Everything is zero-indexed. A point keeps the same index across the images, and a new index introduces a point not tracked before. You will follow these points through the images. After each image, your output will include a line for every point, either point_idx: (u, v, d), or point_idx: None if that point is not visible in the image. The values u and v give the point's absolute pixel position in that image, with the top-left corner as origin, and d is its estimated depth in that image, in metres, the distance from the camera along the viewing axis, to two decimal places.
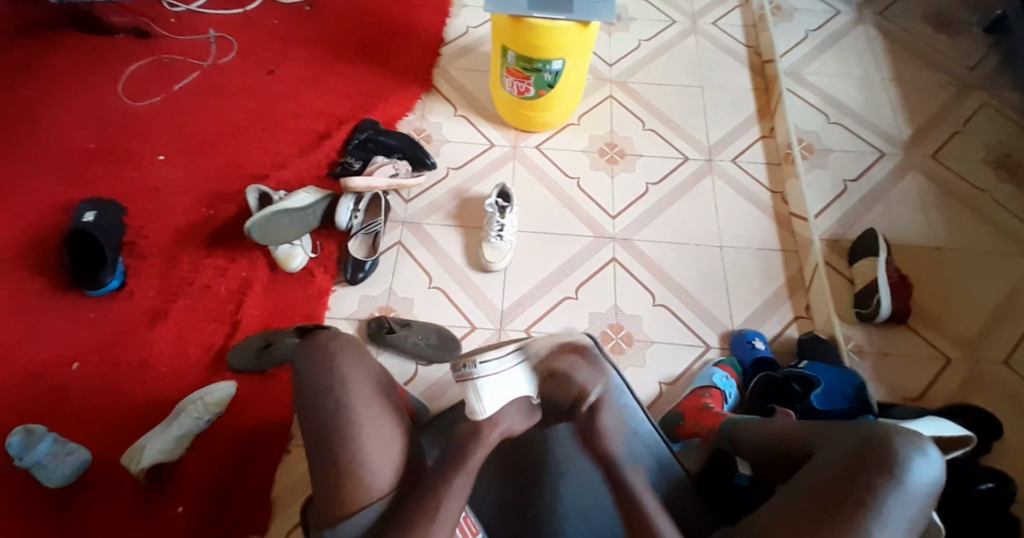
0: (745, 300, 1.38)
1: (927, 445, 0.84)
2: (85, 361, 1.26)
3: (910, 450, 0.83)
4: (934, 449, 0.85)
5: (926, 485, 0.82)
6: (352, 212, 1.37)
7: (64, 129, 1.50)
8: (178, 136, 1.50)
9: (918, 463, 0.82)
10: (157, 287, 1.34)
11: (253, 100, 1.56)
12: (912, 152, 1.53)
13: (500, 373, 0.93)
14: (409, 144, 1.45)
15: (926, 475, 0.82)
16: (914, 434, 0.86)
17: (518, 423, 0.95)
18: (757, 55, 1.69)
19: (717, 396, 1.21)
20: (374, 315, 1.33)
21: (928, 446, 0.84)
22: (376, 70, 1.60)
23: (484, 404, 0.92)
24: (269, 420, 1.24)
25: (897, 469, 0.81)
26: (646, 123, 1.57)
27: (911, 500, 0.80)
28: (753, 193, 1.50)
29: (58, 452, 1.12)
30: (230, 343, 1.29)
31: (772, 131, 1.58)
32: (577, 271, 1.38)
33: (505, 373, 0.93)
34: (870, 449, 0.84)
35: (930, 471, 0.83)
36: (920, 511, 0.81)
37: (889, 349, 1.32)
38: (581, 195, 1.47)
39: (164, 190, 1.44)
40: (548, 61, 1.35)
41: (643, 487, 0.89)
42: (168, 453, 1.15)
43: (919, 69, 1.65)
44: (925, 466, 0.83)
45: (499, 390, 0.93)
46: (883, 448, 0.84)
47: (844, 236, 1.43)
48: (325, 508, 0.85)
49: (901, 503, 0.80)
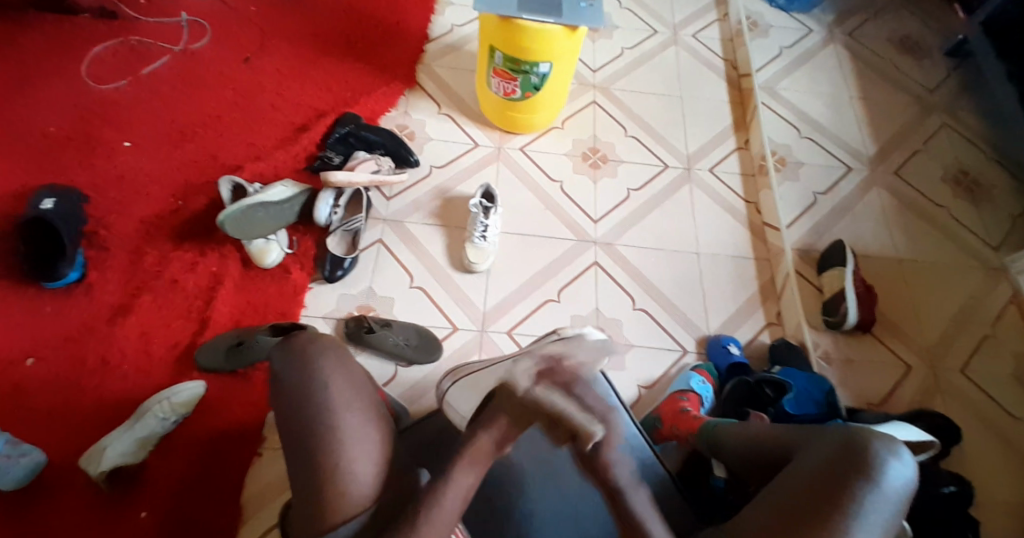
0: (721, 306, 1.41)
1: (900, 447, 0.87)
2: (41, 356, 1.19)
3: (885, 453, 0.86)
4: (906, 451, 0.88)
5: (900, 485, 0.84)
6: (332, 208, 1.33)
7: (20, 109, 1.41)
8: (147, 122, 1.43)
9: (893, 465, 0.85)
10: (120, 279, 1.27)
11: (228, 89, 1.50)
12: (876, 168, 1.60)
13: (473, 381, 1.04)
14: (392, 140, 1.43)
15: (901, 476, 0.85)
16: (888, 436, 0.89)
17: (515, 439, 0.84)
18: (734, 69, 1.74)
19: (695, 400, 1.22)
20: (353, 314, 1.29)
21: (901, 448, 0.87)
22: (358, 64, 1.56)
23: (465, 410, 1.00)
24: (238, 421, 1.19)
25: (874, 470, 0.84)
26: (628, 130, 1.59)
27: (889, 501, 0.83)
28: (729, 203, 1.53)
29: (11, 453, 1.05)
30: (199, 341, 1.23)
31: (747, 143, 1.62)
32: (558, 274, 1.38)
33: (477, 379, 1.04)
34: (848, 450, 0.87)
35: (904, 473, 0.85)
36: (896, 512, 0.83)
37: (855, 356, 1.37)
38: (563, 198, 1.47)
39: (130, 177, 1.37)
40: (535, 64, 1.35)
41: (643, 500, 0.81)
42: (130, 456, 1.09)
43: (884, 90, 1.73)
44: (900, 467, 0.85)
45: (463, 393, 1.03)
46: (859, 451, 0.86)
47: (814, 246, 1.49)
48: (306, 520, 0.80)
49: (878, 504, 0.82)
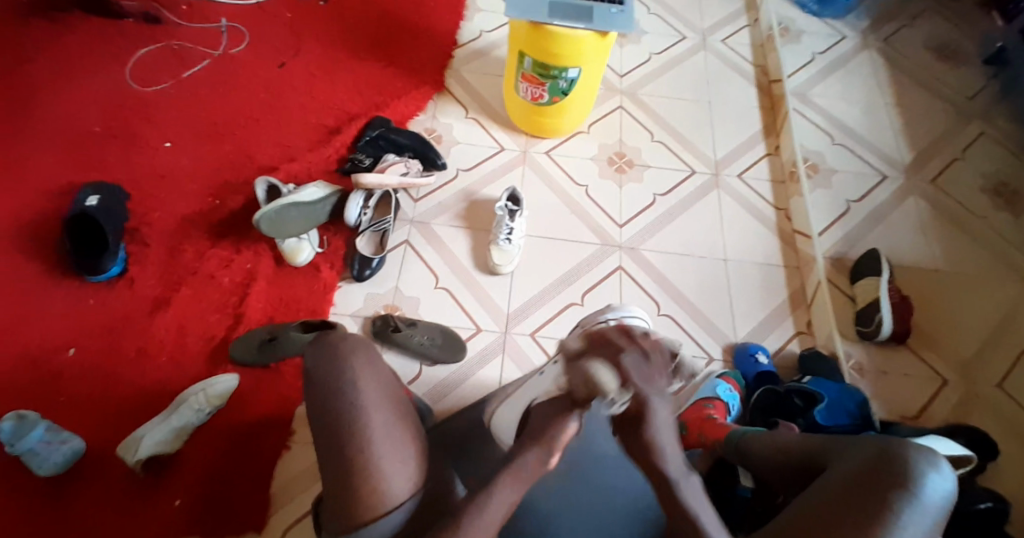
0: (748, 313, 1.40)
1: (939, 460, 0.85)
2: (84, 346, 1.24)
3: (924, 467, 0.84)
4: (946, 464, 0.86)
5: (939, 500, 0.83)
6: (362, 209, 1.36)
7: (69, 110, 1.48)
8: (186, 124, 1.49)
9: (931, 478, 0.83)
10: (159, 274, 1.32)
11: (263, 92, 1.55)
12: (912, 176, 1.56)
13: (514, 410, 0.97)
14: (420, 144, 1.45)
15: (940, 491, 0.83)
16: (928, 449, 0.87)
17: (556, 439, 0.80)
18: (764, 74, 1.72)
19: (721, 407, 1.22)
20: (380, 312, 1.32)
21: (941, 461, 0.85)
22: (389, 68, 1.60)
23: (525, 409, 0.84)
24: (270, 416, 1.22)
25: (911, 485, 0.83)
26: (654, 135, 1.59)
27: (926, 515, 0.81)
28: (759, 210, 1.52)
29: (52, 440, 1.10)
30: (233, 335, 1.27)
31: (778, 149, 1.60)
32: (584, 278, 1.39)
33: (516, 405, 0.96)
34: (886, 463, 0.85)
35: (943, 486, 0.83)
36: (933, 526, 0.81)
37: (888, 368, 1.34)
38: (589, 203, 1.48)
39: (170, 176, 1.42)
40: (563, 69, 1.36)
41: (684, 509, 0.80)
42: (166, 444, 1.13)
43: (920, 96, 1.69)
44: (939, 481, 0.84)
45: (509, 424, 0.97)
46: (897, 463, 0.85)
47: (846, 255, 1.46)
48: (341, 512, 0.83)
49: (916, 518, 0.81)
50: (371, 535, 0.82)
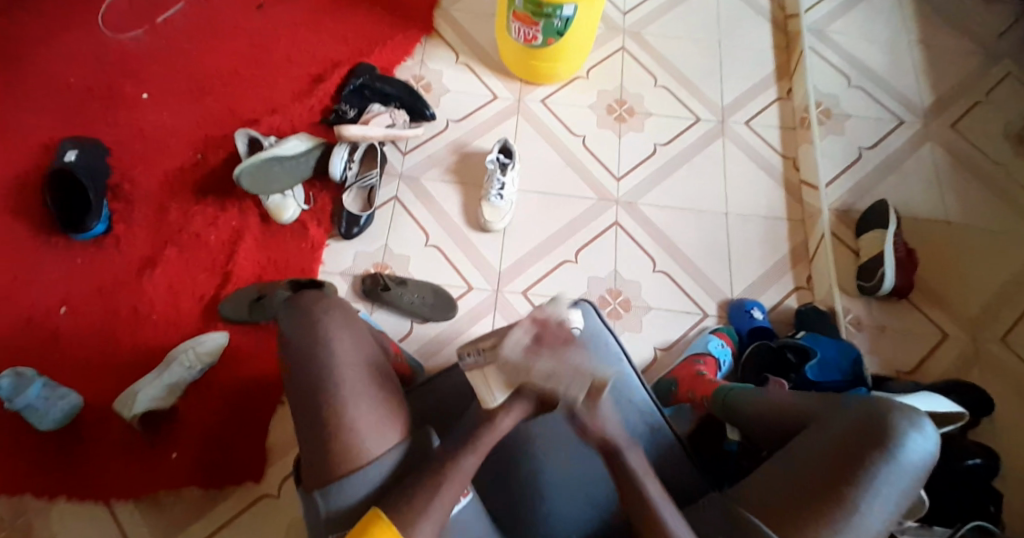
0: (748, 269, 1.36)
1: (921, 419, 0.84)
2: (74, 306, 1.24)
3: (905, 426, 0.83)
4: (928, 423, 0.85)
5: (919, 459, 0.82)
6: (346, 163, 1.31)
7: (42, 59, 1.42)
8: (165, 72, 1.42)
9: (912, 438, 0.82)
10: (144, 232, 1.30)
11: (243, 36, 1.47)
12: (931, 121, 1.47)
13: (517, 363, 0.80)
14: (408, 93, 1.38)
15: (920, 450, 0.82)
16: (909, 408, 0.86)
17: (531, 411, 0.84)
18: (780, 9, 1.61)
19: (712, 364, 1.20)
20: (369, 271, 1.29)
21: (923, 420, 0.84)
22: (374, 8, 1.50)
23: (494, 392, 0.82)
24: (257, 372, 1.22)
25: (891, 444, 0.81)
26: (658, 80, 1.50)
27: (904, 474, 0.81)
28: (765, 159, 1.45)
29: (50, 396, 1.12)
30: (222, 295, 1.26)
31: (789, 93, 1.51)
32: (578, 233, 1.35)
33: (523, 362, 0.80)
34: (865, 423, 0.84)
35: (925, 446, 0.83)
36: (910, 485, 0.81)
37: (888, 324, 1.31)
38: (585, 154, 1.41)
39: (150, 129, 1.37)
40: (558, 6, 1.27)
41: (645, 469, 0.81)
42: (162, 400, 1.15)
43: (947, 32, 1.57)
44: (920, 441, 0.83)
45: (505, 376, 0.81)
46: (877, 423, 0.83)
47: (854, 208, 1.40)
48: (317, 470, 0.83)
49: (892, 478, 0.80)
50: (347, 495, 0.81)
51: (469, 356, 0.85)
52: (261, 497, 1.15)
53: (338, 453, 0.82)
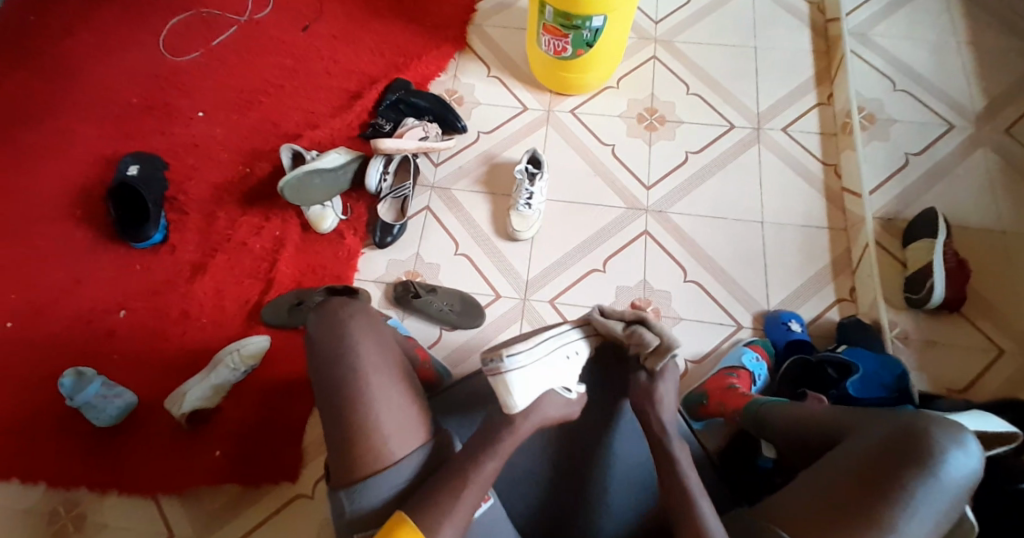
0: (784, 279, 1.32)
1: (965, 437, 0.80)
2: (130, 310, 1.33)
3: (948, 443, 0.79)
4: (972, 441, 0.80)
5: (962, 478, 0.78)
6: (382, 174, 1.36)
7: (111, 81, 1.54)
8: (218, 92, 1.52)
9: (954, 456, 0.78)
10: (195, 241, 1.39)
11: (289, 56, 1.55)
12: (985, 124, 1.40)
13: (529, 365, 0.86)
14: (440, 106, 1.43)
15: (963, 468, 0.78)
16: (952, 423, 0.82)
17: (552, 416, 0.88)
18: (820, 12, 1.57)
19: (745, 377, 1.17)
20: (401, 278, 1.34)
21: (968, 438, 0.80)
22: (411, 25, 1.56)
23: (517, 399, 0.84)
24: (295, 377, 1.28)
25: (931, 461, 0.77)
26: (690, 87, 1.49)
27: (945, 493, 0.76)
28: (804, 166, 1.41)
29: (107, 394, 1.19)
30: (264, 300, 1.33)
31: (830, 98, 1.47)
32: (608, 242, 1.35)
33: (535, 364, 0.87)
34: (903, 439, 0.80)
35: (968, 465, 0.78)
36: (952, 506, 0.77)
37: (938, 339, 1.24)
38: (615, 163, 1.42)
39: (204, 145, 1.47)
40: (587, 18, 1.28)
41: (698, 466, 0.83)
42: (206, 400, 1.22)
43: (1003, 30, 1.49)
44: (963, 460, 0.78)
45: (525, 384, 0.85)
46: (916, 438, 0.80)
47: (899, 215, 1.33)
48: (342, 469, 0.86)
49: (932, 497, 0.76)
50: (370, 493, 0.84)
51: (492, 362, 0.85)
52: (296, 496, 1.20)
53: (361, 454, 0.84)
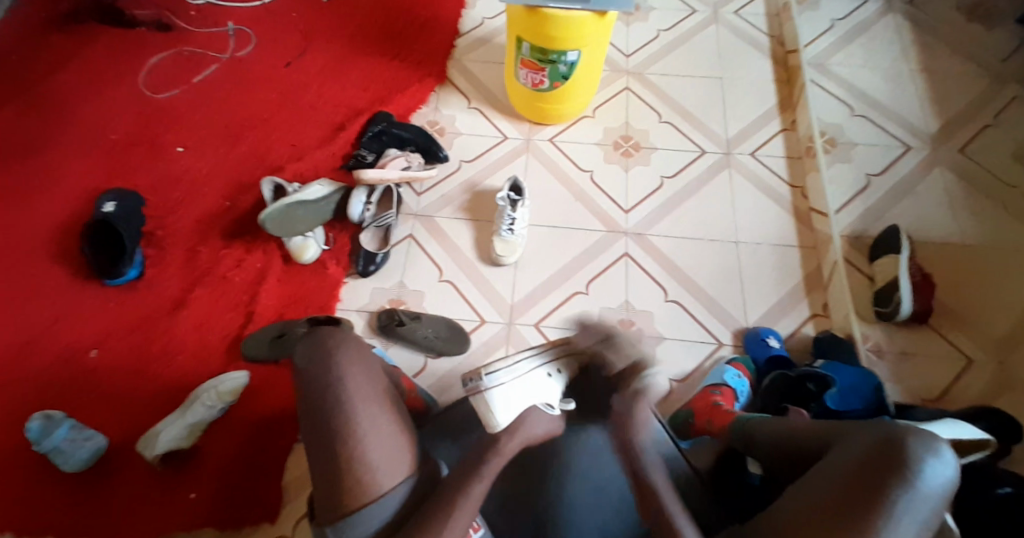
0: (761, 297, 1.35)
1: (940, 445, 0.80)
2: (106, 346, 1.30)
3: (923, 452, 0.79)
4: (948, 450, 0.80)
5: (939, 486, 0.78)
6: (364, 205, 1.38)
7: (88, 118, 1.54)
8: (197, 127, 1.53)
9: (930, 465, 0.78)
10: (174, 275, 1.37)
11: (270, 92, 1.57)
12: (939, 147, 1.48)
13: (511, 381, 0.90)
14: (422, 137, 1.46)
15: (940, 477, 0.78)
16: (928, 432, 0.82)
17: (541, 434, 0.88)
18: (781, 45, 1.66)
19: (729, 394, 1.18)
20: (385, 307, 1.33)
21: (943, 446, 0.80)
22: (391, 62, 1.60)
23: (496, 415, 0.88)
24: (277, 412, 1.25)
25: (909, 471, 0.78)
26: (663, 116, 1.55)
27: (924, 503, 0.76)
28: (773, 188, 1.47)
29: (76, 438, 1.16)
30: (245, 333, 1.31)
31: (794, 124, 1.54)
32: (588, 266, 1.37)
33: (516, 379, 0.91)
34: (881, 451, 0.80)
35: (944, 472, 0.79)
36: (932, 515, 0.77)
37: (909, 350, 1.28)
38: (594, 189, 1.45)
39: (183, 180, 1.46)
40: (562, 52, 1.33)
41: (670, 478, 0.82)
42: (182, 440, 1.18)
43: (949, 61, 1.60)
44: (938, 467, 0.79)
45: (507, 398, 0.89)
46: (893, 448, 0.80)
47: (866, 233, 1.39)
48: (329, 501, 0.85)
49: (913, 505, 0.76)
50: (359, 525, 0.82)
51: (473, 382, 0.91)
52: None
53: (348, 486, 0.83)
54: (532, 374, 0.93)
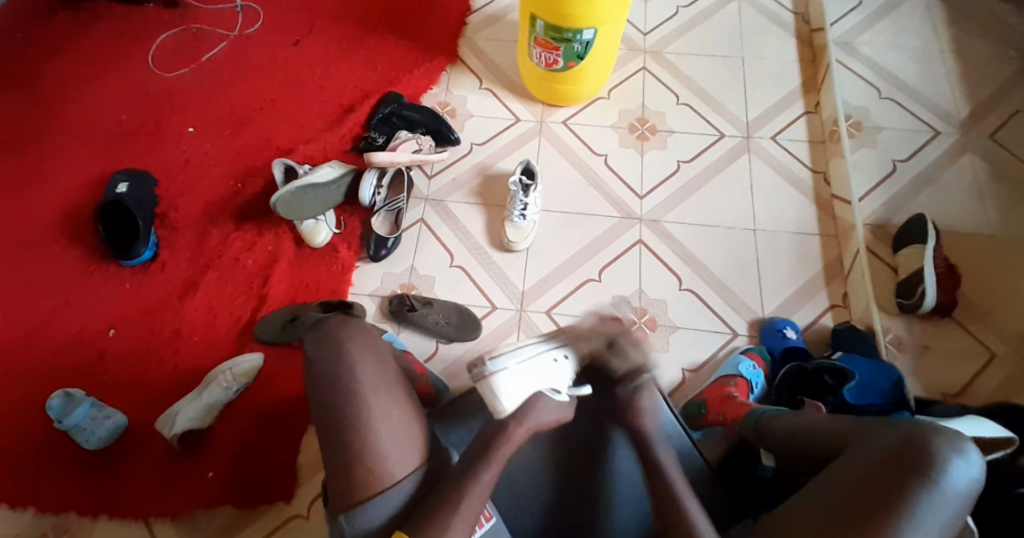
0: (778, 286, 1.32)
1: (966, 445, 0.78)
2: (121, 329, 1.31)
3: (949, 451, 0.77)
4: (973, 449, 0.78)
5: (964, 487, 0.76)
6: (375, 188, 1.36)
7: (99, 98, 1.53)
8: (208, 108, 1.51)
9: (956, 464, 0.76)
10: (186, 258, 1.37)
11: (279, 72, 1.55)
12: (970, 131, 1.42)
13: (514, 367, 0.87)
14: (434, 119, 1.43)
15: (964, 477, 0.76)
16: (953, 431, 0.80)
17: (548, 419, 0.87)
18: (806, 23, 1.60)
19: (743, 386, 1.16)
20: (396, 292, 1.33)
21: (968, 447, 0.78)
22: (402, 40, 1.57)
23: (501, 400, 0.86)
24: (289, 395, 1.26)
25: (933, 470, 0.76)
26: (681, 98, 1.51)
27: (948, 503, 0.75)
28: (794, 174, 1.42)
29: (97, 416, 1.17)
30: (257, 317, 1.31)
31: (817, 106, 1.49)
32: (602, 253, 1.35)
33: (520, 365, 0.88)
34: (904, 449, 0.78)
35: (969, 472, 0.77)
36: (955, 516, 0.75)
37: (931, 343, 1.24)
38: (608, 173, 1.42)
39: (194, 162, 1.46)
40: (578, 31, 1.29)
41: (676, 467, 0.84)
42: (200, 420, 1.19)
43: (982, 40, 1.53)
44: (964, 467, 0.77)
45: (508, 387, 0.86)
46: (915, 448, 0.78)
47: (890, 221, 1.35)
48: (340, 490, 0.84)
49: (936, 506, 0.75)
50: (370, 514, 0.82)
51: (477, 368, 0.88)
52: (292, 517, 1.18)
53: (360, 475, 0.82)
54: (537, 359, 0.89)
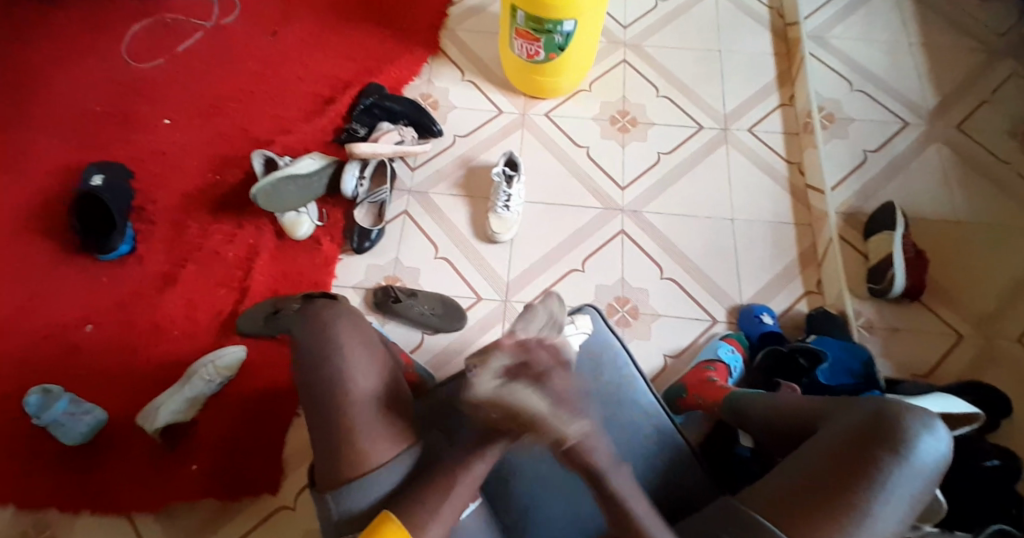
0: (756, 274, 1.36)
1: (934, 422, 0.81)
2: (99, 324, 1.28)
3: (918, 428, 0.80)
4: (942, 426, 0.82)
5: (932, 461, 0.79)
6: (358, 180, 1.35)
7: (70, 89, 1.49)
8: (184, 99, 1.49)
9: (924, 440, 0.79)
10: (164, 251, 1.35)
11: (257, 62, 1.53)
12: (936, 122, 1.47)
13: None
14: (415, 110, 1.43)
15: (932, 452, 0.79)
16: (923, 409, 0.83)
17: None
18: (780, 17, 1.64)
19: (723, 369, 1.18)
20: (381, 284, 1.33)
21: (937, 423, 0.81)
22: (382, 31, 1.56)
23: None
24: (273, 387, 1.25)
25: (903, 446, 0.79)
26: (660, 90, 1.53)
27: (915, 477, 0.78)
28: (771, 165, 1.46)
29: (76, 411, 1.15)
30: (239, 309, 1.30)
31: (792, 99, 1.53)
32: (584, 243, 1.37)
33: None
34: (875, 426, 0.81)
35: (937, 448, 0.80)
36: (922, 488, 0.78)
37: (900, 325, 1.29)
38: (589, 164, 1.44)
39: (171, 153, 1.43)
40: (558, 22, 1.30)
41: (631, 489, 0.76)
42: (181, 413, 1.18)
43: (948, 34, 1.58)
44: (932, 443, 0.80)
45: None
46: (886, 425, 0.80)
47: (861, 210, 1.39)
48: (328, 470, 0.84)
49: (904, 480, 0.78)
50: (357, 495, 0.82)
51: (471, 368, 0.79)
52: (278, 509, 1.17)
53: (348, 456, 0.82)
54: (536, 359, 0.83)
